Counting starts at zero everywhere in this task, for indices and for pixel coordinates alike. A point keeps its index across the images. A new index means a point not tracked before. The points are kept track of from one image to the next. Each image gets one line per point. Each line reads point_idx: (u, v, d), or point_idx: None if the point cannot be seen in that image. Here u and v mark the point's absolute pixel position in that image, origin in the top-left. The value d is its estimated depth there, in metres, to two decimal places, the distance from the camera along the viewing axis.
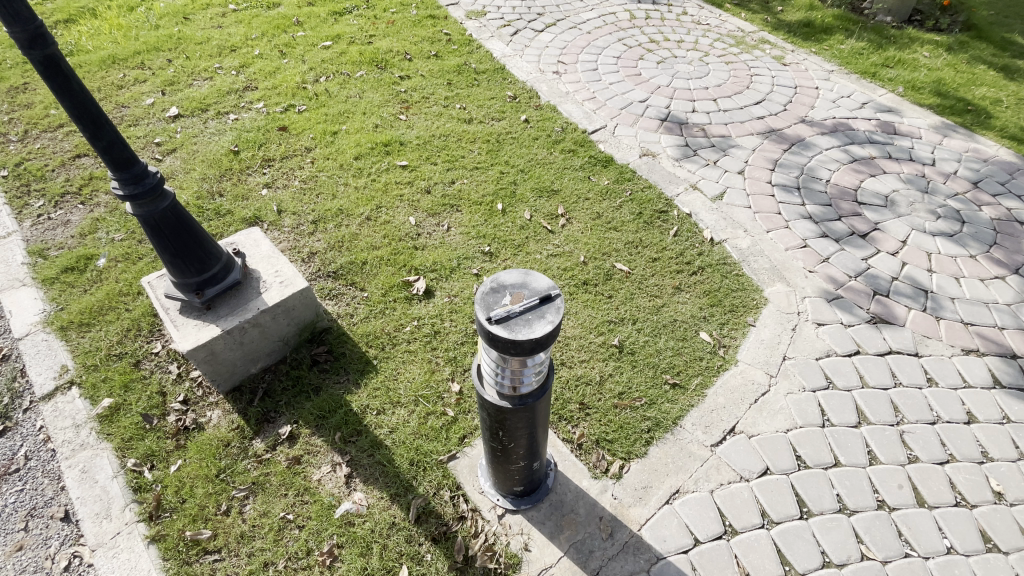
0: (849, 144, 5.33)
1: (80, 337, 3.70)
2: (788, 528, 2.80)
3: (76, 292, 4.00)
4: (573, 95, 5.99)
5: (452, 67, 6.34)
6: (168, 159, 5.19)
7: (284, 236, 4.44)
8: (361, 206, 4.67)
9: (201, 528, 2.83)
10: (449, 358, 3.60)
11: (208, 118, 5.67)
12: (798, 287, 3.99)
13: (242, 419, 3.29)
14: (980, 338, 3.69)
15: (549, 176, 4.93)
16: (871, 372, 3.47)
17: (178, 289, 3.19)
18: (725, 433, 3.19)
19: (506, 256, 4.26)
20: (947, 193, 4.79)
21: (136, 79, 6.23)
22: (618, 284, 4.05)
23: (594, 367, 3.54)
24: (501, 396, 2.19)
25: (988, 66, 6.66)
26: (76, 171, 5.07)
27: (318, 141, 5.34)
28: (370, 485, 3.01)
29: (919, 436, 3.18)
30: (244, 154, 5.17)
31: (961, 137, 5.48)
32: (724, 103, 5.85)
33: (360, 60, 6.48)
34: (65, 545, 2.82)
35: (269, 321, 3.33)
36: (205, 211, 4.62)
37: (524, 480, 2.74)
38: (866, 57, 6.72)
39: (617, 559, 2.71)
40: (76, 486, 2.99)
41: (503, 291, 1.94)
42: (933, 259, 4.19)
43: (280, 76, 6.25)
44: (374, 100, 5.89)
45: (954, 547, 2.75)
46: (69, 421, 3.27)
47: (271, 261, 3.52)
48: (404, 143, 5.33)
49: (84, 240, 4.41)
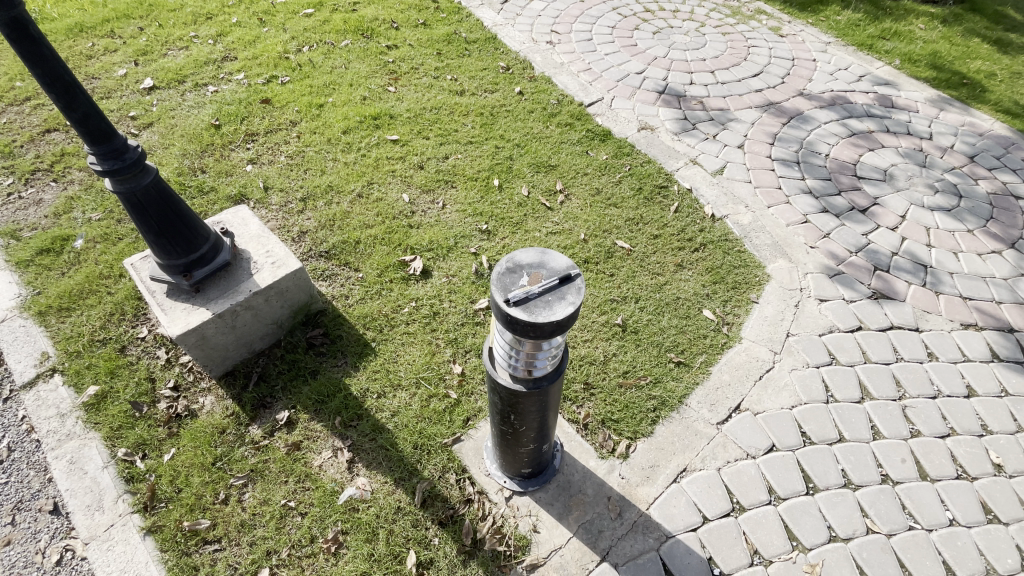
0: (848, 118, 5.27)
1: (59, 323, 3.52)
2: (796, 504, 2.81)
3: (53, 275, 3.80)
4: (568, 65, 5.81)
5: (441, 36, 6.09)
6: (145, 133, 4.92)
7: (271, 214, 4.26)
8: (352, 182, 4.50)
9: (199, 518, 2.75)
10: (450, 340, 3.51)
11: (186, 90, 5.38)
12: (799, 263, 3.96)
13: (237, 405, 3.18)
14: (978, 312, 3.71)
15: (546, 151, 4.79)
16: (873, 348, 3.48)
17: (164, 271, 3.03)
18: (730, 411, 3.17)
19: (505, 233, 4.15)
20: (945, 167, 4.78)
21: (106, 49, 5.87)
22: (619, 261, 3.98)
23: (598, 347, 3.48)
24: (514, 379, 2.11)
25: (982, 39, 6.61)
26: (46, 147, 4.79)
27: (303, 114, 5.10)
28: (373, 470, 2.94)
29: (921, 410, 3.20)
30: (226, 129, 4.93)
31: (958, 111, 5.45)
32: (722, 75, 5.73)
33: (344, 29, 6.19)
34: (56, 539, 2.71)
35: (262, 303, 3.20)
36: (187, 187, 4.41)
37: (532, 463, 2.70)
38: (863, 28, 6.62)
39: (627, 539, 2.69)
40: (64, 478, 2.87)
41: (520, 271, 1.84)
42: (932, 234, 4.19)
43: (261, 45, 5.94)
44: (361, 71, 5.64)
45: (956, 519, 2.79)
46: (53, 410, 3.13)
47: (262, 241, 3.36)
48: (394, 116, 5.12)
49: (59, 220, 4.18)
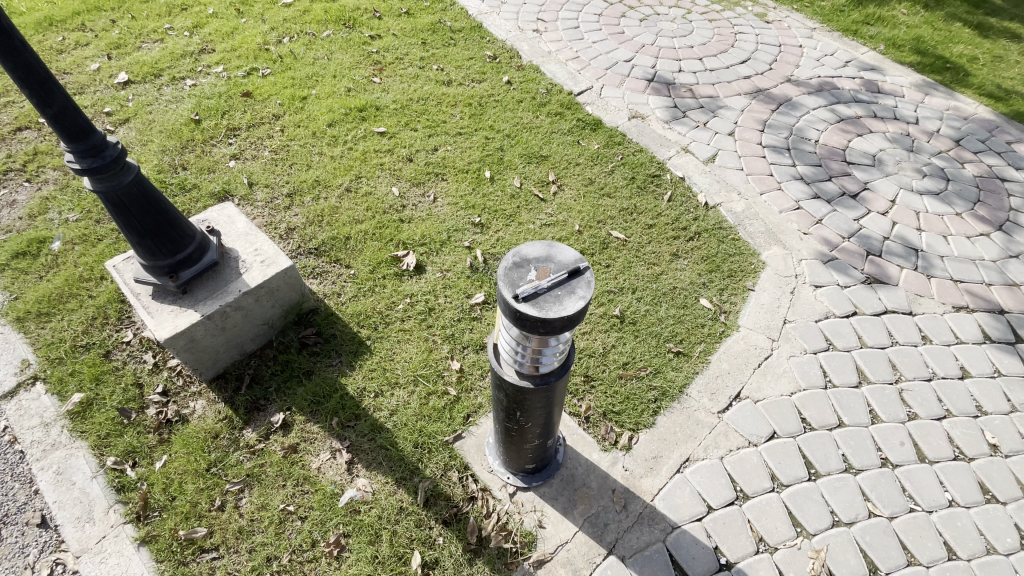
0: (835, 104, 5.29)
1: (39, 329, 3.39)
2: (798, 490, 2.82)
3: (31, 279, 3.65)
4: (555, 54, 5.73)
5: (426, 25, 5.96)
6: (122, 129, 4.75)
7: (258, 211, 4.14)
8: (339, 176, 4.39)
9: (195, 526, 2.67)
10: (447, 336, 3.45)
11: (162, 84, 5.20)
12: (794, 249, 3.96)
13: (230, 409, 3.09)
14: (969, 294, 3.76)
15: (537, 141, 4.72)
16: (869, 332, 3.50)
17: (149, 272, 2.92)
18: (731, 399, 3.17)
19: (498, 226, 4.09)
20: (932, 151, 4.82)
21: (77, 42, 5.65)
22: (615, 252, 3.95)
23: (596, 339, 3.45)
24: (521, 375, 2.06)
25: (964, 24, 6.67)
26: (18, 146, 4.60)
27: (287, 107, 4.96)
28: (373, 470, 2.88)
29: (917, 393, 3.23)
30: (207, 123, 4.78)
31: (942, 96, 5.50)
32: (710, 62, 5.70)
33: (325, 19, 6.03)
34: (45, 553, 2.59)
35: (252, 304, 3.10)
36: (168, 185, 4.26)
37: (536, 458, 2.66)
38: (847, 13, 6.63)
39: (633, 531, 2.68)
40: (51, 490, 2.76)
41: (528, 266, 1.79)
42: (922, 218, 4.22)
43: (239, 36, 5.76)
44: (344, 61, 5.50)
45: (956, 500, 2.82)
46: (36, 419, 3.01)
47: (250, 239, 3.26)
48: (380, 107, 5.01)
49: (34, 222, 4.02)
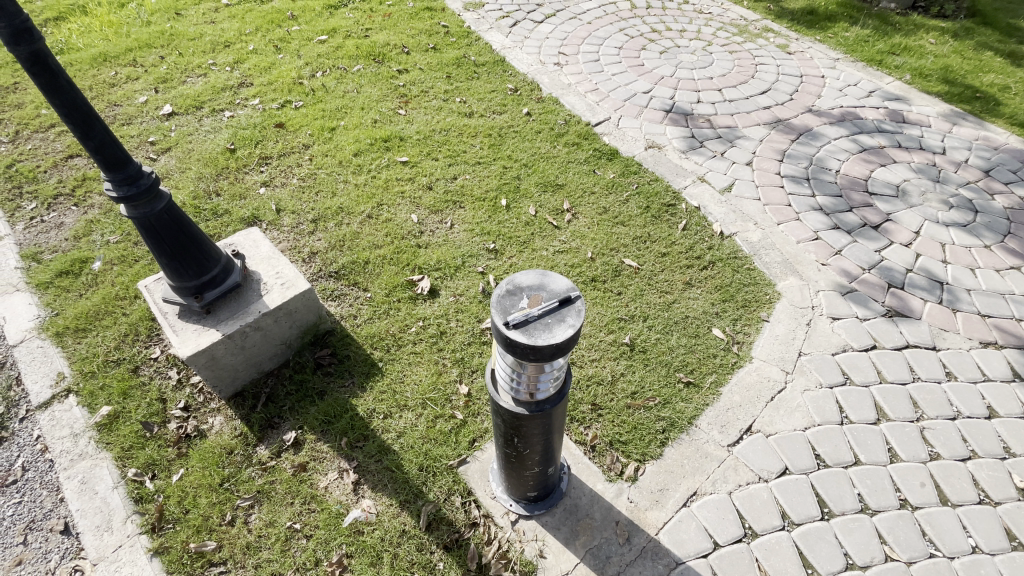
0: (858, 133, 5.23)
1: (76, 343, 3.60)
2: (810, 530, 2.73)
3: (71, 297, 3.89)
4: (576, 86, 5.87)
5: (451, 60, 6.21)
6: (163, 158, 5.06)
7: (283, 236, 4.33)
8: (362, 204, 4.56)
9: (205, 540, 2.75)
10: (457, 359, 3.51)
11: (203, 115, 5.54)
12: (811, 280, 3.91)
13: (245, 426, 3.21)
14: (997, 330, 3.62)
15: (553, 170, 4.83)
16: (889, 367, 3.40)
17: (177, 293, 3.08)
18: (741, 433, 3.11)
19: (512, 252, 4.17)
20: (959, 182, 4.70)
21: (128, 77, 6.09)
22: (627, 280, 3.97)
23: (605, 367, 3.45)
24: (517, 402, 2.09)
25: (995, 52, 6.55)
26: (69, 172, 4.95)
27: (316, 138, 5.22)
28: (379, 492, 2.92)
29: (939, 432, 3.10)
30: (242, 153, 5.05)
31: (971, 125, 5.38)
32: (730, 93, 5.74)
33: (357, 54, 6.34)
34: (65, 559, 2.71)
35: (271, 324, 3.23)
36: (202, 211, 4.51)
37: (538, 486, 2.66)
38: (872, 44, 6.60)
39: (636, 565, 2.63)
40: (74, 499, 2.89)
41: (520, 293, 1.85)
42: (948, 250, 4.11)
43: (276, 71, 6.12)
44: (372, 94, 5.76)
45: (979, 546, 2.68)
46: (67, 430, 3.18)
47: (272, 262, 3.42)
48: (404, 138, 5.21)
49: (78, 242, 4.30)
